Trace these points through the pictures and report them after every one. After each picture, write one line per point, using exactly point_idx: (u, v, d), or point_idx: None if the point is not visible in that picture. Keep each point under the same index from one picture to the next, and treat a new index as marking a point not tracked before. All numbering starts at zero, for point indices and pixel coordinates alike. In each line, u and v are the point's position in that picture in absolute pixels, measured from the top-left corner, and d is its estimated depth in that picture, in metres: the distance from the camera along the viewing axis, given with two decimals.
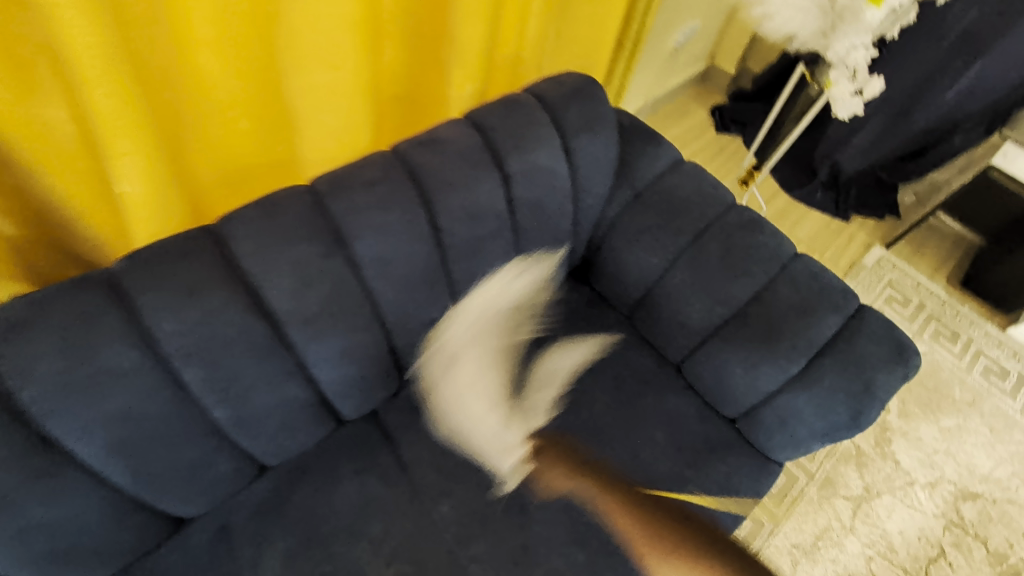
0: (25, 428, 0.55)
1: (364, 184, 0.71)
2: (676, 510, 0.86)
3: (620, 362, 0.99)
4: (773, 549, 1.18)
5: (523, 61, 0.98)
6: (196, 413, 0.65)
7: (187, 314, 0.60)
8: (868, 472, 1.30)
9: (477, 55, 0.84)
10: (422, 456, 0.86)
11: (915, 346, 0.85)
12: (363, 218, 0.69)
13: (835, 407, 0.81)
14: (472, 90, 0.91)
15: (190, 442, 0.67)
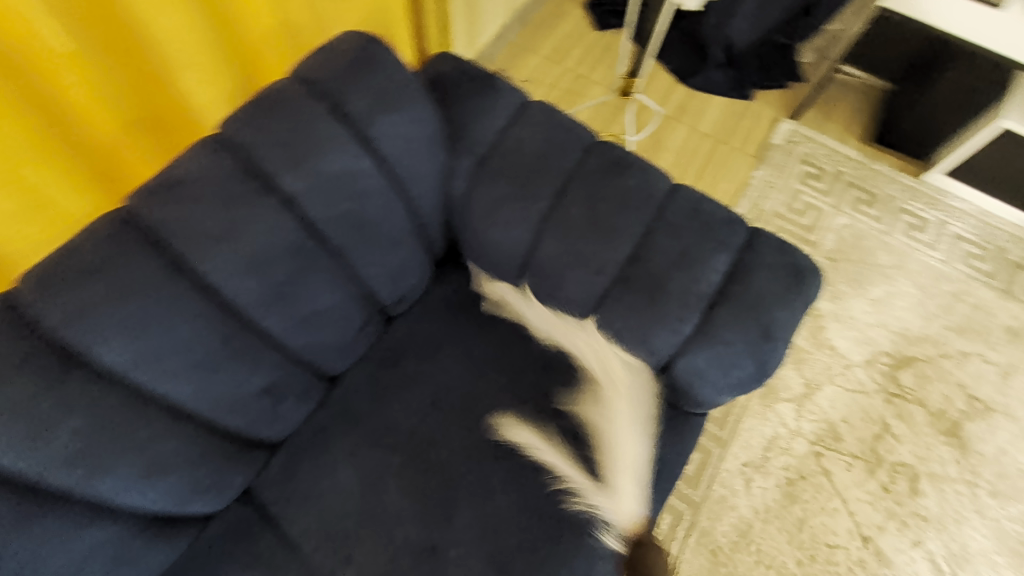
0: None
1: (79, 274, 0.54)
2: (602, 505, 0.78)
3: (513, 352, 0.89)
4: (724, 474, 1.15)
5: (287, 35, 0.81)
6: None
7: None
8: (807, 367, 1.26)
9: (197, 48, 0.68)
10: (309, 526, 0.77)
11: (815, 264, 0.76)
12: (95, 322, 0.54)
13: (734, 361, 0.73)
14: (217, 90, 0.75)
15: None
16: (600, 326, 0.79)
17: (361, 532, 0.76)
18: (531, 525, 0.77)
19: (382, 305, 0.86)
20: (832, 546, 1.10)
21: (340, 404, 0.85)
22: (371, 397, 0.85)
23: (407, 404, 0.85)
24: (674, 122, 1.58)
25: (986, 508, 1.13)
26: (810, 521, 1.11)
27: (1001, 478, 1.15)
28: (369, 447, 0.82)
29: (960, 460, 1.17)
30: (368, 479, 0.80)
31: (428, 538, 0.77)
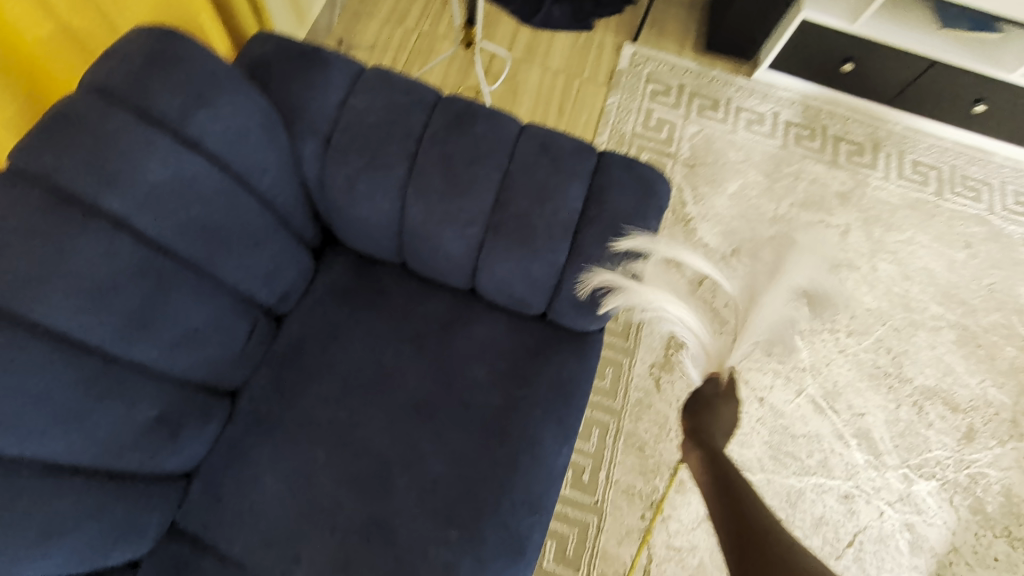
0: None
1: None
2: (525, 434, 0.84)
3: (411, 320, 0.90)
4: (636, 379, 1.25)
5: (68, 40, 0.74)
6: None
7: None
8: (687, 268, 1.38)
9: None
10: (247, 540, 0.76)
11: (660, 174, 0.82)
12: None
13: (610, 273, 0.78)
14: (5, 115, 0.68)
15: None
16: (487, 271, 0.83)
17: (415, 487, 0.80)
18: (465, 472, 0.81)
19: (264, 306, 0.83)
20: None
21: (247, 414, 0.83)
22: (278, 400, 0.84)
23: (318, 395, 0.85)
24: (526, 64, 1.60)
25: (847, 346, 1.33)
26: None
27: (854, 319, 1.36)
28: (289, 447, 0.81)
29: (820, 314, 1.36)
30: (295, 479, 0.79)
31: (369, 516, 0.78)
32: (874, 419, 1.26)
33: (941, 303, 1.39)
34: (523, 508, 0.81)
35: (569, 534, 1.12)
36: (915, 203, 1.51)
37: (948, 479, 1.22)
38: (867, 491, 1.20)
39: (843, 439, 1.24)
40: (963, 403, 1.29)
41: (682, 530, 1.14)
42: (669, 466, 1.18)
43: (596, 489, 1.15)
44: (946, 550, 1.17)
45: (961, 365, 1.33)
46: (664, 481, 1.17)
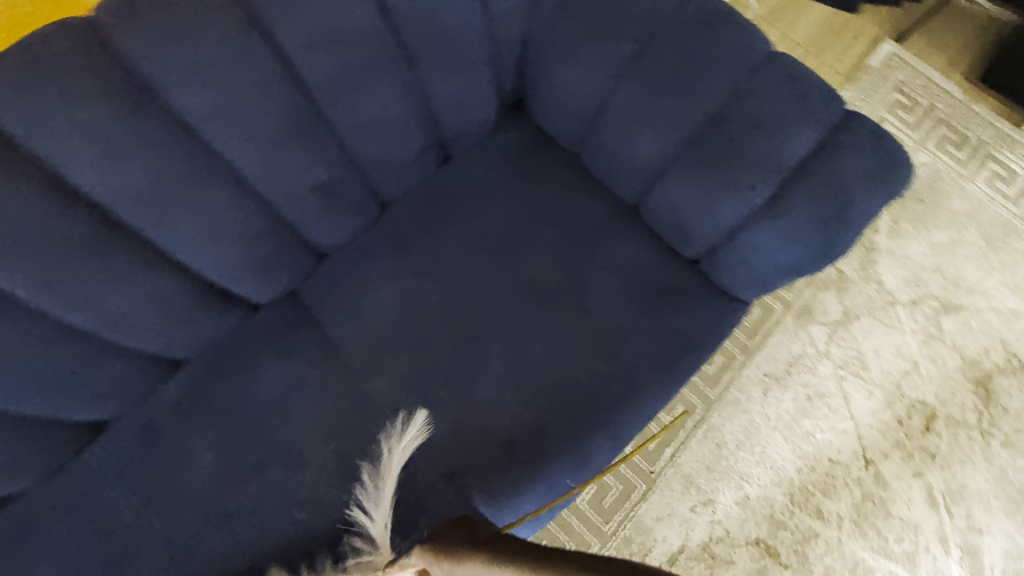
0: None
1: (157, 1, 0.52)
2: (632, 363, 0.80)
3: (567, 208, 0.87)
4: (743, 380, 1.16)
5: None
6: (36, 317, 0.57)
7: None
8: (849, 297, 1.23)
9: None
10: (348, 335, 0.79)
11: (907, 158, 0.71)
12: (169, 58, 0.52)
13: (802, 236, 0.70)
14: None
15: (48, 360, 0.60)
16: (665, 190, 0.79)
17: (506, 358, 0.79)
18: (560, 370, 0.79)
19: (443, 135, 0.83)
20: (833, 462, 1.12)
21: (388, 228, 0.85)
22: (419, 228, 0.85)
23: (455, 238, 0.84)
24: (764, 23, 1.44)
25: (996, 456, 1.13)
26: (818, 435, 1.13)
27: (1019, 432, 1.15)
28: (414, 272, 0.82)
29: (981, 410, 1.16)
30: (407, 302, 0.81)
31: (453, 367, 0.79)
32: (991, 541, 1.09)
33: None
34: (603, 430, 0.77)
35: (612, 487, 1.07)
36: None
37: None
38: None
39: (944, 544, 1.08)
40: None
41: (724, 540, 1.06)
42: (739, 476, 1.10)
43: (657, 461, 1.09)
44: None
45: None
46: (727, 487, 1.09)
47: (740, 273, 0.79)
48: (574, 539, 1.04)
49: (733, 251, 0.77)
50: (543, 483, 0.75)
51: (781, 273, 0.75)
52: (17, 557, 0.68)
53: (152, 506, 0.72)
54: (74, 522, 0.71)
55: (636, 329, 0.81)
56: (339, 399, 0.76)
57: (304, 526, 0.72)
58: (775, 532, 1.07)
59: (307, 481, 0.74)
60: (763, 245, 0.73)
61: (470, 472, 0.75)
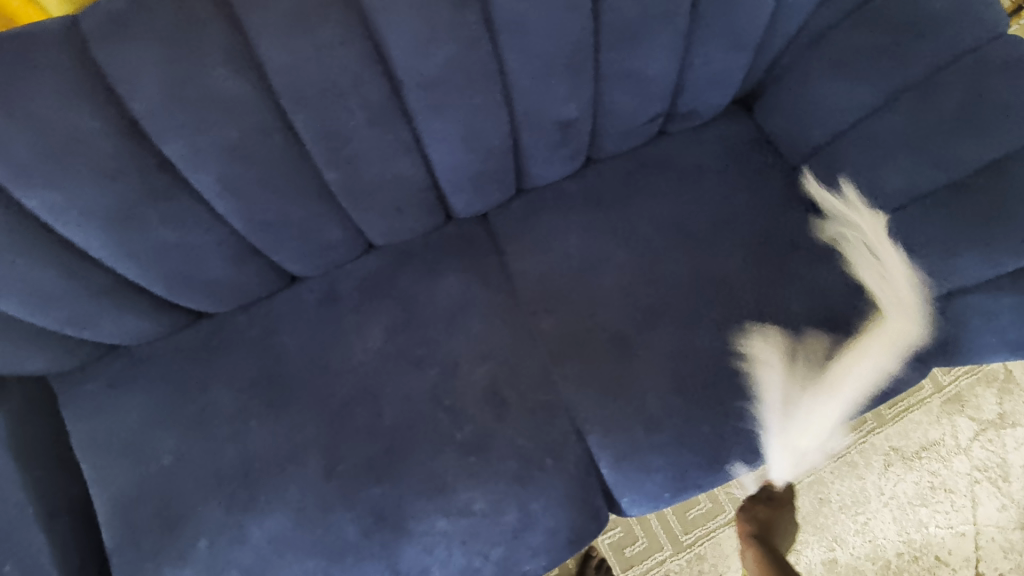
0: (126, 142, 0.53)
1: None
2: (800, 387, 0.76)
3: (772, 215, 0.84)
4: (866, 446, 1.09)
5: None
6: (303, 162, 0.61)
7: (299, 45, 0.53)
8: (1011, 402, 1.12)
9: None
10: (527, 271, 0.81)
11: None
12: None
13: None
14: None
15: (288, 204, 0.63)
16: (894, 228, 0.75)
17: (671, 335, 0.78)
18: (724, 371, 0.77)
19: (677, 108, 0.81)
20: (939, 560, 1.04)
21: (590, 183, 0.85)
22: (620, 191, 0.84)
23: (652, 213, 0.83)
24: None
25: None
26: (931, 527, 1.06)
27: None
28: (604, 231, 0.83)
29: None
30: (590, 256, 0.81)
31: (616, 329, 0.78)
32: None
33: None
34: (748, 441, 0.75)
35: (700, 502, 1.06)
36: None
37: None
38: None
39: None
40: None
41: None
42: (833, 538, 1.05)
43: None
44: None
45: None
46: (817, 542, 1.05)
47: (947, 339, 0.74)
48: (649, 537, 1.04)
49: (957, 311, 0.72)
50: (676, 468, 0.75)
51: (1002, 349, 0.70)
52: (198, 369, 0.75)
53: (312, 364, 0.76)
54: (246, 356, 0.76)
55: (814, 353, 0.77)
56: (505, 324, 0.78)
57: (443, 432, 0.73)
58: None
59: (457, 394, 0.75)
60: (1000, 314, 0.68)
61: (607, 435, 0.75)
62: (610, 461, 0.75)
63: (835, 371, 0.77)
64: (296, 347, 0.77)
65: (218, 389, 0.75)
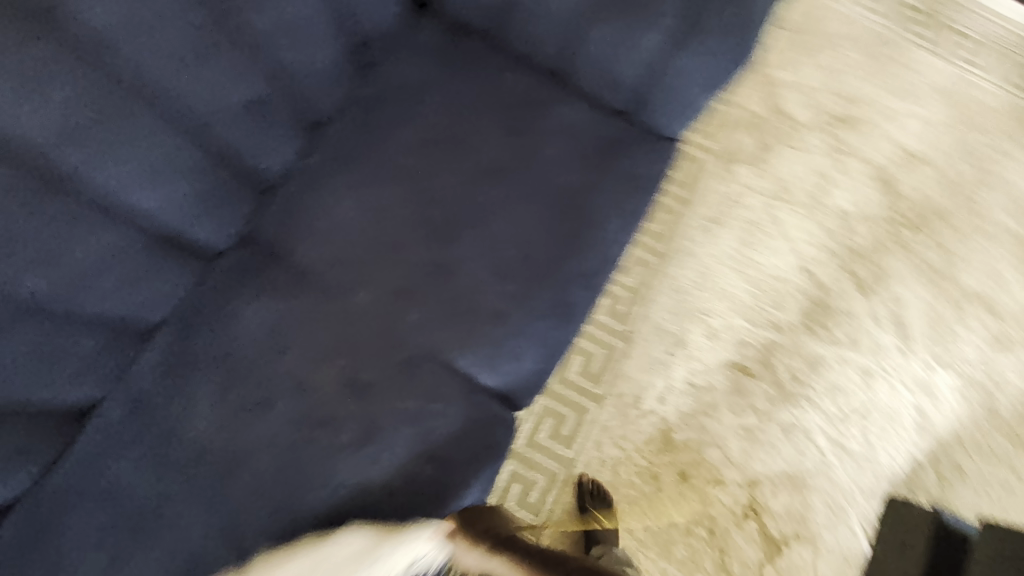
0: None
1: None
2: (589, 214, 0.84)
3: (497, 86, 0.87)
4: (687, 226, 1.24)
5: None
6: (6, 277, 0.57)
7: None
8: (763, 133, 1.31)
9: None
10: (316, 259, 0.78)
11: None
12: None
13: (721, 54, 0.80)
14: None
15: (18, 327, 0.60)
16: (585, 37, 0.83)
17: (470, 240, 0.81)
18: (532, 239, 0.82)
19: (354, 40, 0.83)
20: (777, 280, 1.24)
21: (326, 147, 0.82)
22: (358, 138, 0.83)
23: (399, 142, 0.83)
24: None
25: (903, 238, 1.30)
26: (761, 262, 1.25)
27: (916, 211, 1.32)
28: (367, 182, 0.81)
29: (887, 204, 1.31)
30: (368, 212, 0.80)
31: (410, 270, 0.79)
32: (913, 308, 1.27)
33: (1014, 217, 1.33)
34: (576, 279, 0.82)
35: (596, 352, 1.15)
36: None
37: (969, 376, 1.24)
38: (889, 371, 1.22)
39: (877, 320, 1.25)
40: (1005, 311, 1.28)
41: (703, 371, 1.17)
42: (702, 313, 1.20)
43: (629, 318, 1.17)
44: (949, 435, 1.21)
45: (1014, 275, 1.31)
46: (693, 324, 1.19)
47: (665, 116, 0.85)
48: (573, 409, 1.12)
49: (665, 89, 0.83)
50: (536, 339, 0.80)
51: (702, 98, 0.83)
52: (38, 555, 0.65)
53: (163, 470, 0.69)
54: (89, 510, 0.67)
55: (589, 183, 0.85)
56: (325, 319, 0.76)
57: (327, 445, 0.71)
58: (742, 351, 1.19)
59: (317, 410, 0.72)
60: (693, 71, 0.80)
61: (470, 352, 0.77)
62: (486, 372, 0.78)
63: (596, 199, 0.85)
64: (133, 466, 0.69)
65: (74, 560, 0.65)
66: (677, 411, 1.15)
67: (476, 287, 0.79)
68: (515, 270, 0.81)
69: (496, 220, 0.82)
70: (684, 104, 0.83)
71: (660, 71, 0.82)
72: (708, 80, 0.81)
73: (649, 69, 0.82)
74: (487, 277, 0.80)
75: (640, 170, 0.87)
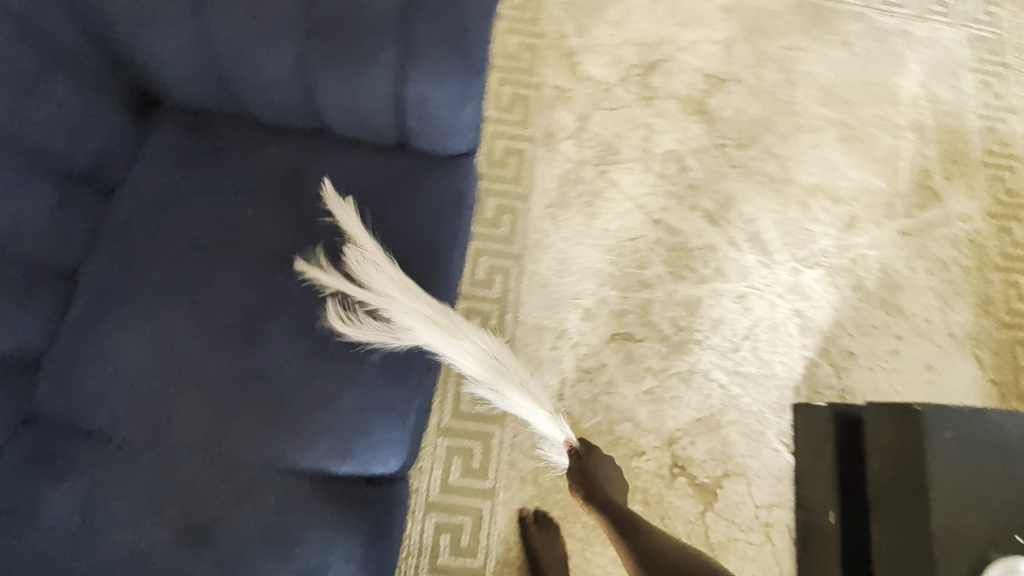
0: None
1: None
2: (397, 260, 0.79)
3: (257, 164, 0.81)
4: (532, 219, 1.24)
5: None
6: None
7: None
8: (576, 104, 1.31)
9: None
10: (113, 414, 0.71)
11: None
12: None
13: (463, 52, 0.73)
14: None
15: None
16: (321, 89, 0.76)
17: (276, 334, 0.75)
18: (343, 308, 0.77)
19: (79, 168, 0.76)
20: (633, 239, 1.26)
21: (87, 292, 0.76)
22: (121, 270, 0.76)
23: (166, 259, 0.77)
24: None
25: (736, 158, 1.34)
26: (611, 227, 1.26)
27: (740, 129, 1.36)
28: (144, 313, 0.75)
29: (711, 132, 1.35)
30: (155, 345, 0.74)
31: (221, 388, 0.73)
32: (763, 221, 1.31)
33: (823, 106, 1.41)
34: None
35: None
36: (798, 8, 1.48)
37: (831, 266, 1.30)
38: (760, 287, 1.27)
39: (736, 245, 1.28)
40: (844, 194, 1.35)
41: (590, 353, 1.17)
42: (572, 297, 1.20)
43: (504, 329, 1.16)
44: (831, 326, 1.27)
45: (841, 158, 1.38)
46: (567, 311, 1.19)
47: (439, 139, 0.81)
48: (478, 438, 1.10)
49: (420, 120, 0.79)
50: (383, 408, 0.74)
51: (463, 113, 0.79)
52: None
53: None
54: None
55: (386, 229, 0.81)
56: (142, 474, 0.70)
57: None
58: (621, 319, 1.20)
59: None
60: (437, 96, 0.76)
61: (312, 450, 0.72)
62: (338, 462, 0.73)
63: (398, 242, 0.80)
64: None
65: None
66: (576, 400, 1.15)
67: (298, 379, 0.74)
68: (335, 346, 0.75)
69: (299, 302, 0.77)
70: (446, 127, 0.80)
71: (407, 104, 0.77)
72: (458, 96, 0.76)
73: (399, 102, 0.77)
74: (306, 364, 0.74)
75: (437, 197, 0.83)
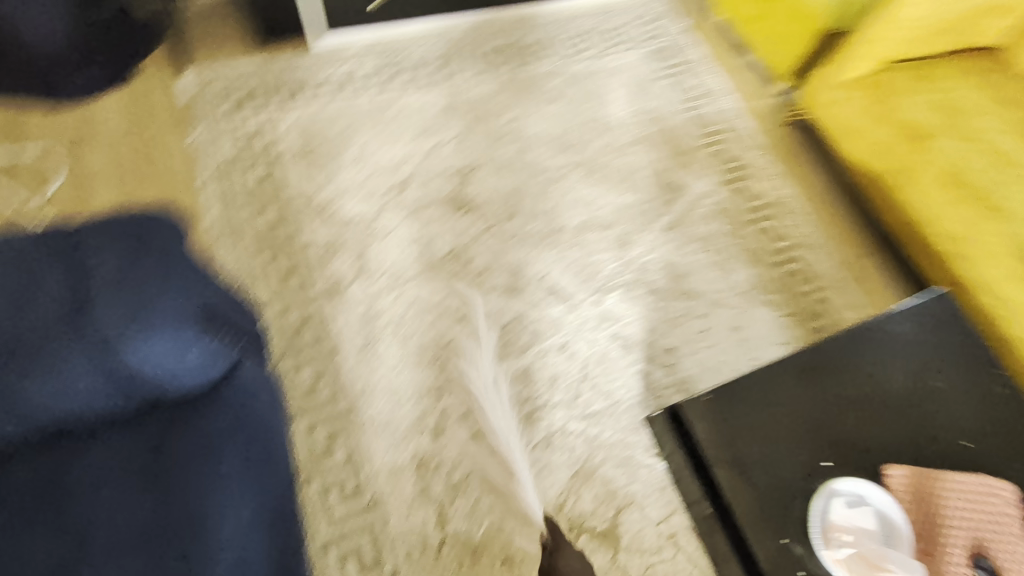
0: None
1: None
2: (186, 515, 0.82)
3: (20, 491, 0.83)
4: (351, 371, 1.28)
5: None
6: None
7: None
8: (350, 248, 1.39)
9: None
10: None
11: (170, 226, 0.88)
12: None
13: (151, 320, 0.80)
14: None
15: None
16: (51, 398, 0.83)
17: None
18: None
19: None
20: (450, 343, 1.33)
21: None
22: None
23: None
24: (87, 147, 1.43)
25: (508, 231, 1.48)
26: (425, 342, 1.33)
27: (501, 206, 1.50)
28: None
29: (479, 218, 1.48)
30: None
31: None
32: (555, 273, 1.44)
33: (559, 155, 1.60)
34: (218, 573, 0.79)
35: (360, 541, 1.17)
36: (507, 83, 1.67)
37: (625, 284, 1.46)
38: (575, 331, 1.39)
39: (540, 305, 1.40)
40: (609, 219, 1.53)
41: (453, 467, 1.23)
42: (416, 424, 1.26)
43: (362, 487, 1.20)
44: (647, 334, 1.41)
45: (594, 191, 1.56)
46: (415, 440, 1.24)
47: (185, 381, 0.86)
48: None
49: (158, 374, 0.84)
50: None
51: (195, 354, 0.84)
52: None
53: None
54: None
55: (166, 488, 0.84)
56: None
57: None
58: (469, 421, 1.27)
59: None
60: (158, 353, 0.82)
61: None
62: None
63: (183, 494, 0.83)
64: None
65: None
66: (457, 517, 1.20)
67: None
68: None
69: None
70: (186, 370, 0.85)
71: (137, 370, 0.83)
72: (177, 343, 0.82)
73: (129, 373, 0.83)
74: None
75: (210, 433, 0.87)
